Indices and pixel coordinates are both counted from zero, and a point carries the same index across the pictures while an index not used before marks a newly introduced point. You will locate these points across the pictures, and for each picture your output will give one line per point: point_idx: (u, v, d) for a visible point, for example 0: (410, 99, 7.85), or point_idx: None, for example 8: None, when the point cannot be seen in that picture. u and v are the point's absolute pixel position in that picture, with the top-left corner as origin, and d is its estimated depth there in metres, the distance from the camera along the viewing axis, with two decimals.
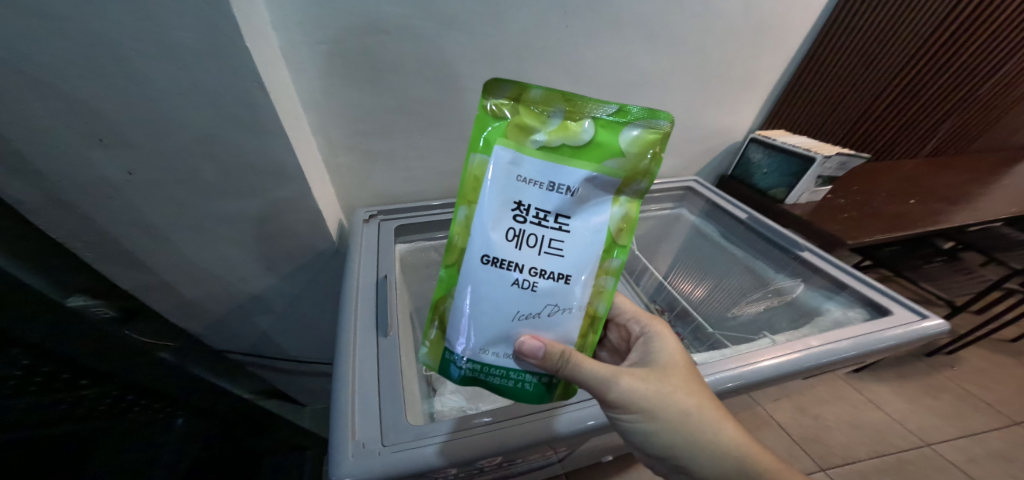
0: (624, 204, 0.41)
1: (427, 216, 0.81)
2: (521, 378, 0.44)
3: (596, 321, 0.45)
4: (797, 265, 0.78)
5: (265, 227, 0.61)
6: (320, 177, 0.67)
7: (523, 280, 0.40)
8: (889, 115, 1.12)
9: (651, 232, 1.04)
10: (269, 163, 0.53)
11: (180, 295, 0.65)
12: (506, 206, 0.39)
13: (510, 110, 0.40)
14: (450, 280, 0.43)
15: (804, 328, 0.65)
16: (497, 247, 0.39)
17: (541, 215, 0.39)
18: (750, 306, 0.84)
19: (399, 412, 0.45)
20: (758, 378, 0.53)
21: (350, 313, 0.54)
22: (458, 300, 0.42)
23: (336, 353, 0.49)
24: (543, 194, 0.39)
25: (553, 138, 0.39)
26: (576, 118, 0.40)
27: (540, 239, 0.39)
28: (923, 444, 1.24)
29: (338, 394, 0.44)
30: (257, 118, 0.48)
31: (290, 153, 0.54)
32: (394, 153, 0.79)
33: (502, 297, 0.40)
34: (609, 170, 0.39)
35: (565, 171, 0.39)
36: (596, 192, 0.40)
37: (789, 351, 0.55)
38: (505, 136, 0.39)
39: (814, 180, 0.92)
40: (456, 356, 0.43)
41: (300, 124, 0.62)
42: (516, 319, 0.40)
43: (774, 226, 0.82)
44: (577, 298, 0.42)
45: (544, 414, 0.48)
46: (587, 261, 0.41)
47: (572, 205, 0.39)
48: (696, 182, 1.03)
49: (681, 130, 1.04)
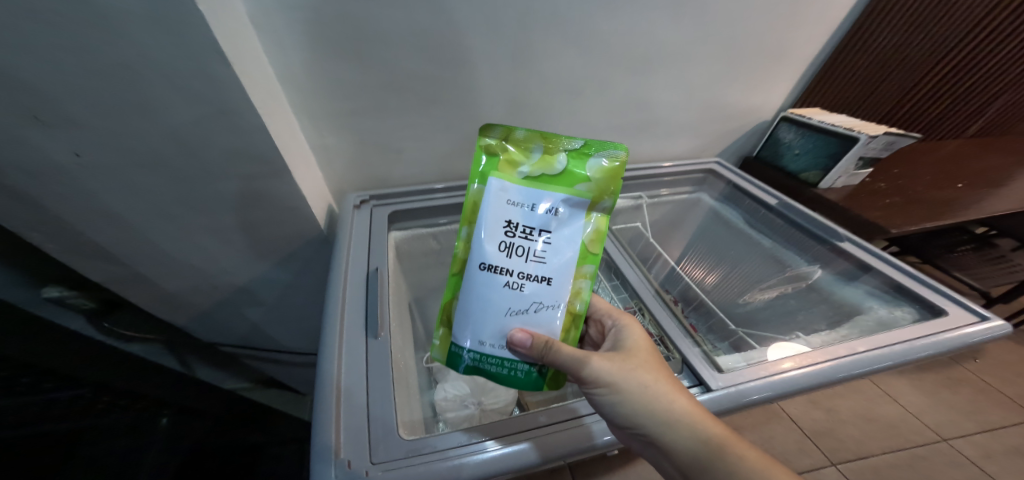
0: (597, 218, 0.41)
1: (426, 200, 0.74)
2: (515, 366, 0.42)
3: (577, 320, 0.43)
4: (822, 252, 0.72)
5: (244, 215, 0.56)
6: (304, 161, 0.61)
7: (512, 282, 0.39)
8: (945, 88, 1.00)
9: (666, 218, 0.97)
10: (240, 146, 0.47)
11: (159, 288, 0.61)
12: (498, 222, 0.38)
13: (497, 150, 0.40)
14: (449, 288, 0.43)
15: (843, 329, 0.59)
16: (492, 258, 0.39)
17: (528, 231, 0.39)
18: (762, 293, 0.78)
19: (389, 423, 0.40)
20: (792, 388, 0.47)
21: (337, 310, 0.48)
22: (461, 310, 0.41)
23: (319, 355, 0.43)
24: (526, 216, 0.38)
25: (536, 171, 0.39)
26: (552, 153, 0.40)
27: (527, 248, 0.39)
28: (939, 440, 1.18)
29: (319, 403, 0.39)
30: (221, 94, 0.42)
31: (265, 134, 0.47)
32: (388, 134, 0.72)
33: (497, 304, 0.39)
34: (581, 196, 0.39)
35: (545, 195, 0.39)
36: (574, 214, 0.39)
37: (824, 359, 0.49)
38: (496, 166, 0.40)
39: (854, 163, 0.83)
40: (463, 351, 0.41)
41: (278, 103, 0.55)
42: (508, 315, 0.40)
43: (807, 212, 0.73)
44: (561, 296, 0.40)
45: (568, 424, 0.43)
46: (565, 264, 0.40)
47: (555, 223, 0.39)
48: (718, 164, 0.94)
49: (704, 109, 0.95)
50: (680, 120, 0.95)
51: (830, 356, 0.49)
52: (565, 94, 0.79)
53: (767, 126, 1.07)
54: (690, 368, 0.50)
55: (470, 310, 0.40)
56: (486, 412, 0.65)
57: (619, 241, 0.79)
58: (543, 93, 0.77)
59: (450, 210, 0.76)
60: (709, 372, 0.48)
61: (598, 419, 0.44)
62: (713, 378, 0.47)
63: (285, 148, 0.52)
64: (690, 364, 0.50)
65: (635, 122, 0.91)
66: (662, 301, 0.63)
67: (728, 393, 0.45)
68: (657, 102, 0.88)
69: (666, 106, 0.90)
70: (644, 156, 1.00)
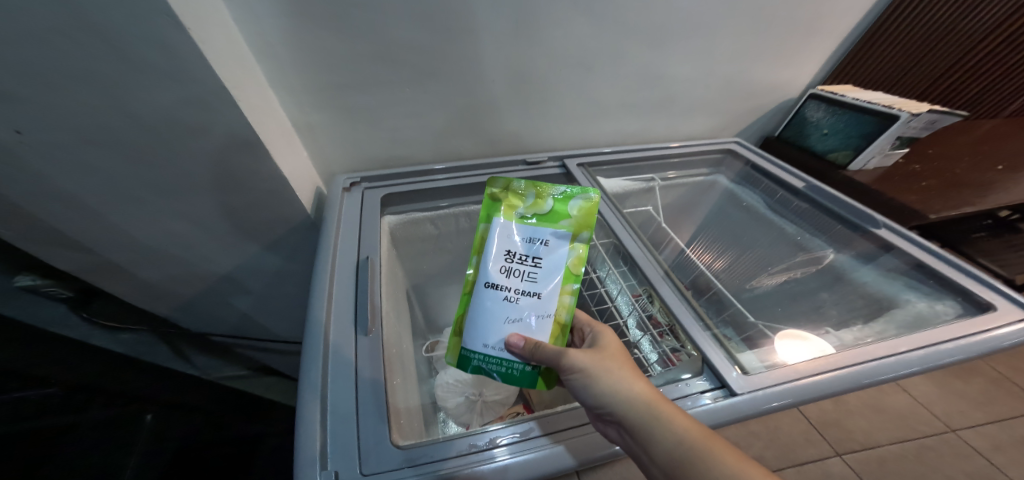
0: (577, 246, 0.40)
1: (422, 181, 0.69)
2: (510, 366, 0.39)
3: (564, 332, 0.39)
4: (844, 233, 0.67)
5: (220, 198, 0.51)
6: (286, 140, 0.56)
7: (512, 296, 0.38)
8: (1009, 65, 0.88)
9: (680, 201, 0.90)
10: (206, 123, 0.42)
11: (134, 276, 0.57)
12: (498, 251, 0.39)
13: (492, 197, 0.42)
14: (460, 304, 0.40)
15: (876, 325, 0.53)
16: (495, 280, 0.39)
17: (522, 259, 0.39)
18: (773, 277, 0.74)
19: (382, 432, 0.35)
20: (823, 392, 0.41)
21: (321, 303, 0.43)
22: (468, 332, 0.39)
23: (303, 355, 0.39)
24: (523, 249, 0.39)
25: (529, 212, 0.41)
26: (543, 195, 0.42)
27: (523, 272, 0.39)
28: (948, 430, 1.14)
29: (303, 411, 0.34)
30: (179, 64, 0.36)
31: (236, 111, 0.42)
32: (381, 111, 0.66)
33: (499, 324, 0.38)
34: (568, 232, 0.40)
35: (537, 230, 0.40)
36: (562, 245, 0.40)
37: (852, 363, 0.43)
38: (496, 208, 0.41)
39: (891, 142, 0.76)
40: (474, 354, 0.39)
41: (251, 76, 0.49)
42: (507, 324, 0.38)
43: (838, 196, 0.66)
44: (551, 308, 0.39)
45: (580, 430, 0.38)
46: (557, 284, 0.39)
47: (545, 251, 0.39)
48: (738, 143, 0.86)
49: (726, 85, 0.87)
50: (699, 97, 0.88)
51: (858, 359, 0.43)
52: (573, 66, 0.72)
53: (792, 104, 1.00)
54: (710, 367, 0.43)
55: (474, 333, 0.39)
56: (489, 405, 0.62)
57: (627, 221, 0.66)
58: (549, 66, 0.70)
59: (451, 192, 0.71)
60: (733, 374, 0.41)
61: None
62: (736, 381, 0.41)
63: (262, 126, 0.47)
64: (710, 364, 0.43)
65: (649, 100, 0.84)
66: (676, 288, 0.54)
67: (752, 398, 0.39)
68: (673, 77, 0.81)
69: (684, 81, 0.82)
70: (656, 135, 0.93)
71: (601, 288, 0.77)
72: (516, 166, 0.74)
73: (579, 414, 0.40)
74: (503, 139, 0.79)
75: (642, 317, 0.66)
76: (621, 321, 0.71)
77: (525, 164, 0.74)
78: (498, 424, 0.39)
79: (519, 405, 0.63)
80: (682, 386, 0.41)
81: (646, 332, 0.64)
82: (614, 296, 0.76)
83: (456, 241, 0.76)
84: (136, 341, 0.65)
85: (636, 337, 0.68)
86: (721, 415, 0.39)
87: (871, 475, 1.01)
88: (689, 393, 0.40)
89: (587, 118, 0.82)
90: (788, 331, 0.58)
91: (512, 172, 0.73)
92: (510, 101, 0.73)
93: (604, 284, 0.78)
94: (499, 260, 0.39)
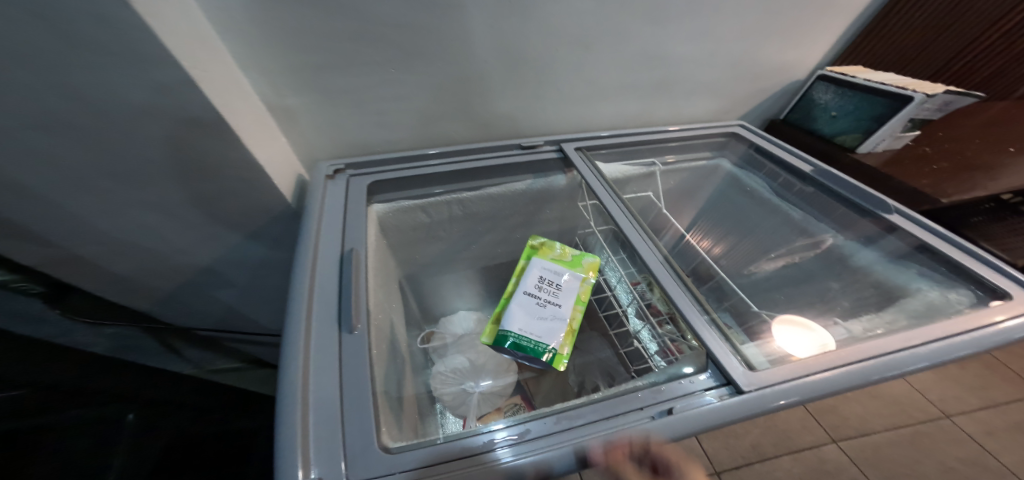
0: (585, 284, 0.64)
1: (410, 167, 0.65)
2: (535, 343, 0.56)
3: (573, 334, 0.59)
4: (849, 216, 0.64)
5: (189, 187, 0.49)
6: (259, 125, 0.52)
7: (542, 300, 0.60)
8: None
9: (682, 186, 0.87)
10: (163, 106, 0.39)
11: (107, 270, 0.56)
12: (538, 276, 0.63)
13: (535, 238, 0.71)
14: (500, 305, 0.63)
15: (886, 314, 0.50)
16: (531, 289, 0.61)
17: (552, 282, 0.62)
18: (768, 263, 0.74)
19: (368, 435, 0.33)
20: (831, 389, 0.39)
21: (300, 299, 0.40)
22: (506, 320, 0.59)
23: (281, 355, 0.36)
24: (553, 279, 0.63)
25: (557, 258, 0.67)
26: (563, 248, 0.68)
27: (552, 289, 0.62)
28: (943, 416, 1.14)
29: (282, 417, 0.32)
30: (127, 42, 0.34)
31: (196, 91, 0.39)
32: (364, 94, 0.62)
33: (531, 314, 0.58)
34: (581, 274, 0.64)
35: (560, 269, 0.64)
36: (577, 282, 0.64)
37: (861, 358, 0.40)
38: (535, 252, 0.68)
39: (902, 124, 0.74)
40: (509, 333, 0.57)
41: (213, 56, 0.45)
42: (537, 315, 0.58)
43: (848, 180, 0.62)
44: (566, 314, 0.60)
45: (589, 429, 0.35)
46: (571, 303, 0.61)
47: (566, 283, 0.63)
48: (742, 126, 0.82)
49: (730, 66, 0.83)
50: (703, 79, 0.84)
51: (867, 354, 0.41)
52: (568, 44, 0.67)
53: (800, 86, 0.96)
54: (715, 363, 0.40)
55: (514, 318, 0.58)
56: (486, 397, 0.61)
57: (628, 208, 0.62)
58: (543, 45, 0.65)
59: (447, 178, 0.68)
60: (739, 370, 0.39)
61: (629, 421, 0.36)
62: (742, 377, 0.38)
63: (228, 108, 0.44)
64: (715, 360, 0.40)
65: (649, 82, 0.80)
66: (678, 277, 0.51)
67: (759, 396, 0.37)
68: (675, 57, 0.76)
69: (686, 62, 0.78)
70: (657, 118, 0.89)
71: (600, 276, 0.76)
72: (511, 150, 0.70)
73: (587, 411, 0.37)
74: (496, 123, 0.76)
75: (642, 306, 0.65)
76: (621, 310, 0.70)
77: (520, 148, 0.70)
78: (501, 422, 0.37)
79: (518, 396, 0.62)
80: (686, 383, 0.39)
81: (646, 322, 0.64)
82: (614, 285, 0.74)
83: (449, 228, 0.74)
84: (122, 335, 0.63)
85: (636, 326, 0.66)
86: (727, 414, 0.37)
87: (867, 462, 1.01)
88: (693, 391, 0.38)
89: (583, 101, 0.78)
90: (785, 317, 0.56)
91: (507, 156, 0.69)
92: (502, 82, 0.69)
93: (603, 274, 0.77)
94: (536, 280, 0.63)
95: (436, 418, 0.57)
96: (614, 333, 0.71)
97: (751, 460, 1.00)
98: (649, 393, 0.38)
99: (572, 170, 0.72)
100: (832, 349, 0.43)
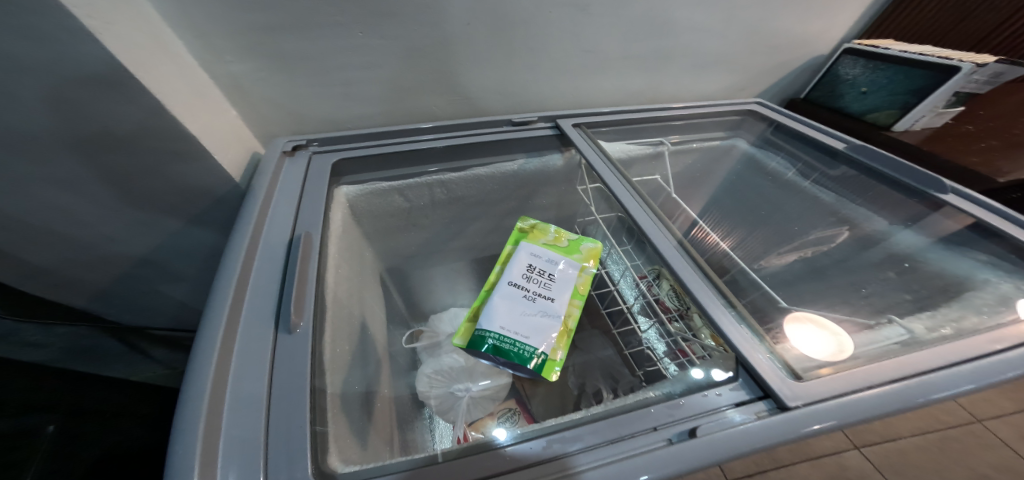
0: (583, 275, 0.56)
1: (386, 144, 0.58)
2: (521, 346, 0.47)
3: (568, 335, 0.51)
4: (891, 197, 0.56)
5: (101, 162, 0.43)
6: (192, 92, 0.46)
7: (530, 294, 0.52)
8: None
9: (692, 170, 0.77)
10: (52, 60, 0.34)
11: (20, 260, 0.50)
12: (526, 264, 0.55)
13: (524, 221, 0.63)
14: (482, 298, 0.55)
15: (949, 309, 0.41)
16: (517, 280, 0.53)
17: (543, 271, 0.55)
18: (781, 258, 0.59)
19: (297, 456, 0.25)
20: (905, 404, 0.31)
21: (226, 289, 0.33)
22: (485, 316, 0.51)
23: (191, 357, 0.27)
24: (545, 268, 0.55)
25: (550, 243, 0.59)
26: (558, 233, 0.60)
27: (543, 280, 0.54)
28: (974, 420, 1.03)
29: (177, 434, 0.23)
30: None
31: (88, 40, 0.34)
32: (325, 61, 0.54)
33: (515, 310, 0.50)
34: (578, 263, 0.56)
35: (554, 256, 0.56)
36: (574, 271, 0.56)
37: (937, 365, 0.32)
38: (524, 236, 0.60)
39: (945, 97, 0.66)
40: (489, 333, 0.49)
41: (124, 6, 0.38)
42: (522, 311, 0.50)
43: (889, 155, 0.54)
44: (560, 310, 0.52)
45: (606, 455, 0.27)
46: (567, 297, 0.53)
47: (560, 273, 0.55)
48: (759, 104, 0.75)
49: (743, 37, 0.75)
50: (715, 50, 0.75)
51: (943, 362, 0.32)
52: (563, 6, 0.59)
53: (823, 61, 0.87)
54: (746, 371, 0.32)
55: (495, 313, 0.50)
56: (477, 401, 0.52)
57: (637, 190, 0.53)
58: (531, 6, 0.57)
59: (441, 156, 0.60)
60: (779, 381, 0.31)
61: (654, 444, 0.28)
62: (784, 388, 0.30)
63: (140, 65, 0.38)
64: (746, 366, 0.32)
65: (653, 54, 0.71)
66: (697, 265, 0.42)
67: (811, 413, 0.29)
68: (682, 25, 0.68)
69: (694, 31, 0.70)
70: (662, 95, 0.81)
71: (601, 269, 0.68)
72: (501, 127, 0.63)
73: (596, 430, 0.29)
74: (483, 99, 0.68)
75: (650, 302, 0.58)
76: (626, 307, 0.62)
77: (511, 124, 0.63)
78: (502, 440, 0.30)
79: (512, 400, 0.54)
80: (714, 396, 0.31)
81: (654, 319, 0.56)
82: (617, 279, 0.65)
83: (432, 214, 0.66)
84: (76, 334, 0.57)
85: (643, 324, 0.59)
86: (770, 437, 0.28)
87: (891, 469, 0.93)
88: (720, 407, 0.30)
89: (579, 75, 0.71)
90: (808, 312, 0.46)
91: (495, 134, 0.62)
92: (486, 51, 0.61)
93: (604, 267, 0.69)
94: (524, 268, 0.55)
95: (424, 423, 0.51)
96: (617, 332, 0.62)
97: (765, 466, 0.92)
98: (663, 408, 0.31)
99: (570, 148, 0.65)
100: (849, 352, 0.36)
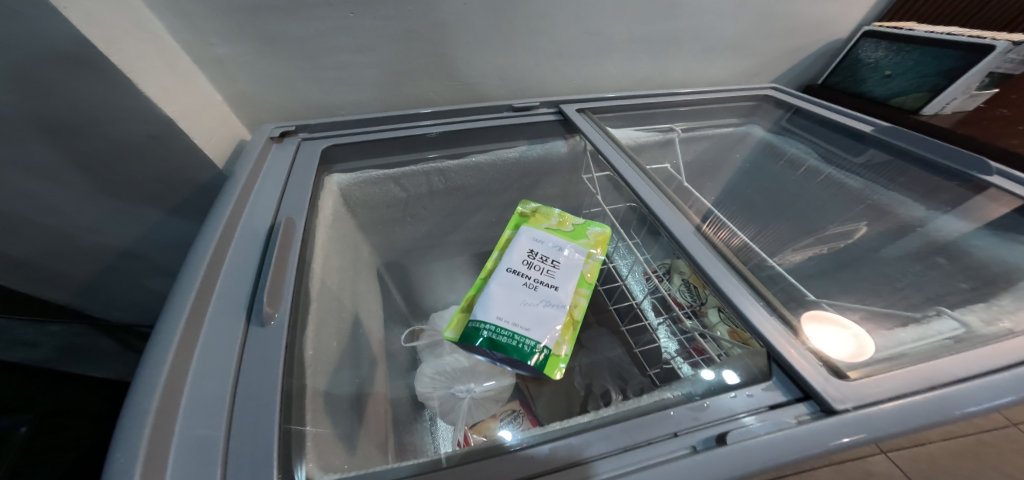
0: (591, 262, 0.52)
1: (385, 130, 0.55)
2: (522, 339, 0.44)
3: (574, 326, 0.47)
4: (927, 181, 0.52)
5: (77, 149, 0.41)
6: (172, 75, 0.43)
7: (531, 281, 0.48)
8: None
9: (702, 159, 0.73)
10: (13, 35, 0.31)
11: None
12: (526, 250, 0.52)
13: (525, 205, 0.60)
14: (478, 287, 0.51)
15: (1004, 301, 0.36)
16: (516, 267, 0.50)
17: (546, 257, 0.51)
18: (795, 253, 0.52)
19: (261, 464, 0.22)
20: (977, 408, 0.26)
21: (194, 277, 0.29)
22: (481, 305, 0.47)
23: (145, 351, 0.24)
24: (548, 254, 0.51)
25: (554, 228, 0.55)
26: (563, 218, 0.57)
27: (546, 267, 0.50)
28: (1009, 424, 0.97)
29: (120, 441, 0.20)
30: None
31: (49, 13, 0.31)
32: (314, 44, 0.52)
33: (513, 299, 0.47)
34: (585, 249, 0.53)
35: (557, 242, 0.53)
36: (579, 258, 0.52)
37: (1003, 364, 0.28)
38: (525, 222, 0.57)
39: (980, 78, 0.61)
40: (486, 324, 0.45)
41: None
42: (523, 301, 0.47)
43: (919, 135, 0.53)
44: (564, 300, 0.48)
45: (621, 465, 0.24)
46: (572, 286, 0.49)
47: (564, 260, 0.51)
48: (775, 89, 0.72)
49: (756, 18, 0.71)
50: (726, 33, 0.71)
51: (1009, 360, 0.28)
52: None
53: (842, 44, 0.83)
54: (781, 366, 0.28)
55: (493, 301, 0.47)
56: (478, 402, 0.49)
57: (648, 174, 0.50)
58: None
59: (441, 142, 0.58)
60: (821, 379, 0.27)
61: (676, 452, 0.24)
62: (827, 388, 0.26)
63: (111, 42, 0.35)
64: (780, 360, 0.28)
65: (661, 37, 0.68)
66: (716, 249, 0.39)
67: (865, 418, 0.25)
68: (692, 6, 0.64)
69: (705, 12, 0.66)
70: (670, 82, 0.78)
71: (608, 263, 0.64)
72: (501, 112, 0.61)
73: (609, 437, 0.25)
74: (482, 84, 0.65)
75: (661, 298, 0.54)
76: (636, 303, 0.58)
77: (512, 110, 0.61)
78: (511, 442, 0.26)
79: (516, 401, 0.52)
80: (744, 398, 0.27)
81: (666, 316, 0.53)
82: (625, 274, 0.62)
83: (430, 205, 0.63)
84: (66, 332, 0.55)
85: (654, 322, 0.55)
86: (814, 445, 0.24)
87: (921, 475, 0.87)
88: (748, 410, 0.26)
89: (583, 60, 0.67)
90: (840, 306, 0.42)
91: (495, 120, 0.60)
92: (484, 32, 0.58)
93: (611, 261, 0.66)
94: (525, 254, 0.51)
95: (425, 424, 0.48)
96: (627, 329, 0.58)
97: None
98: (685, 411, 0.27)
99: (575, 134, 0.61)
100: (870, 348, 0.33)
